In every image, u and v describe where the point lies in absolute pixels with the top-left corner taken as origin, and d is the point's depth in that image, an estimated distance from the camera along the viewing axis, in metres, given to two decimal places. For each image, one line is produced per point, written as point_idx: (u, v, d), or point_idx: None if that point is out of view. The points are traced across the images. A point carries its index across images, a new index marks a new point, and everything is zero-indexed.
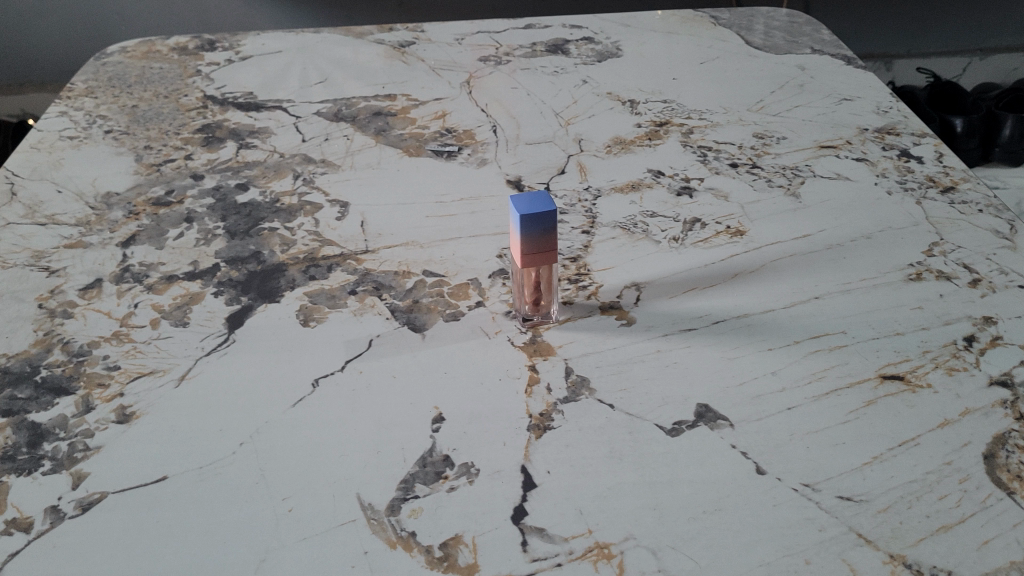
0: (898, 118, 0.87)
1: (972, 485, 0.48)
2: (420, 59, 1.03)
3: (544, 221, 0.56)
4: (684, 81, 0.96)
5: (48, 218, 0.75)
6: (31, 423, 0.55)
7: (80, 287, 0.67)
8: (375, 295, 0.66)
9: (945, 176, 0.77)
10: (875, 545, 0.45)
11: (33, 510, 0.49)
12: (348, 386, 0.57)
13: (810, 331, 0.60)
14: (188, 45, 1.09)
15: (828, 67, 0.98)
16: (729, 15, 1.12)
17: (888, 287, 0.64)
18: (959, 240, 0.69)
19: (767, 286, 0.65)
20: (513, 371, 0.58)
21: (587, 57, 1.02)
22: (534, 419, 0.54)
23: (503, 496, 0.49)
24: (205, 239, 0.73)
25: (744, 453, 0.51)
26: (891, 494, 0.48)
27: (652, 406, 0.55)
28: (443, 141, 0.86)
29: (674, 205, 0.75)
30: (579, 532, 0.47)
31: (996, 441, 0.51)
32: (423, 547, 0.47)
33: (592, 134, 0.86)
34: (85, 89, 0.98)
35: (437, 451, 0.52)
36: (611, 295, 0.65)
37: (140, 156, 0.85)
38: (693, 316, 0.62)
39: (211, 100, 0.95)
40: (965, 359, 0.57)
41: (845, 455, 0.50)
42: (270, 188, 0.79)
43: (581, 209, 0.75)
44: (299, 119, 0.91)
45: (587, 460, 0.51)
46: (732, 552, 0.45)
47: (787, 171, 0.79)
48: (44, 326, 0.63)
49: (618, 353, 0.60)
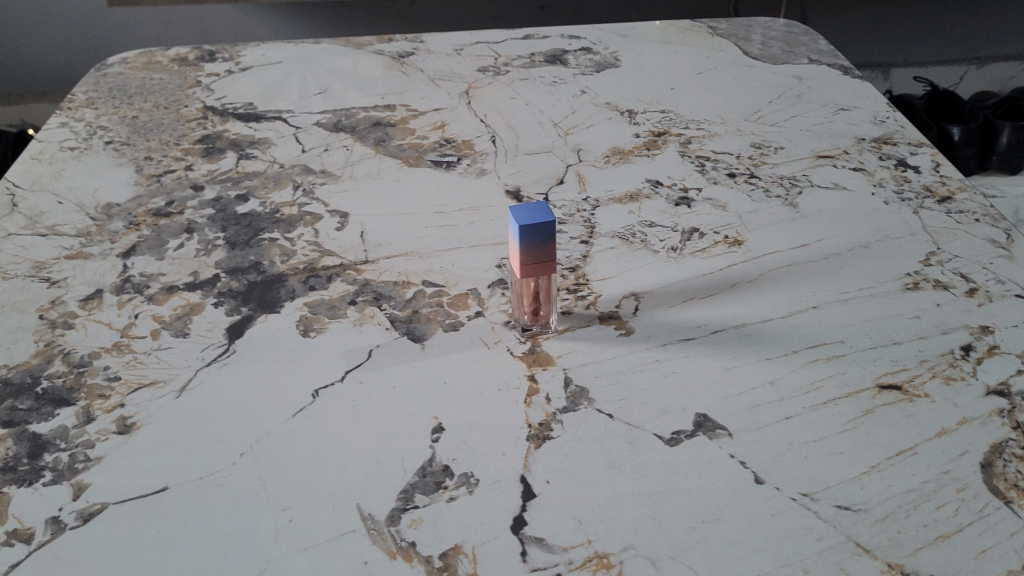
0: (895, 127, 0.88)
1: (970, 494, 0.48)
2: (420, 69, 1.04)
3: (543, 231, 0.56)
4: (683, 91, 0.96)
5: (49, 229, 0.76)
6: (31, 434, 0.55)
7: (81, 297, 0.67)
8: (374, 305, 0.66)
9: (942, 185, 0.78)
10: (874, 555, 0.45)
11: (34, 521, 0.50)
12: (347, 396, 0.57)
13: (808, 341, 0.60)
14: (189, 56, 1.09)
15: (825, 77, 0.99)
16: (726, 26, 1.13)
17: (885, 296, 0.64)
18: (956, 249, 0.69)
19: (766, 296, 0.65)
20: (513, 381, 0.58)
21: (586, 68, 1.02)
22: (533, 429, 0.54)
23: (503, 506, 0.50)
24: (205, 250, 0.73)
25: (743, 463, 0.51)
26: (889, 503, 0.48)
27: (651, 416, 0.55)
28: (442, 151, 0.86)
29: (673, 215, 0.75)
30: (578, 542, 0.47)
31: (993, 451, 0.51)
32: (423, 557, 0.47)
33: (591, 144, 0.86)
34: (86, 100, 0.99)
35: (437, 461, 0.52)
36: (610, 304, 0.66)
37: (140, 167, 0.85)
38: (692, 326, 0.63)
39: (212, 111, 0.96)
40: (963, 369, 0.57)
41: (844, 464, 0.51)
42: (270, 199, 0.80)
43: (580, 218, 0.75)
44: (299, 129, 0.91)
45: (586, 470, 0.51)
46: (731, 561, 0.45)
47: (785, 180, 0.80)
48: (44, 337, 0.63)
49: (617, 362, 0.60)
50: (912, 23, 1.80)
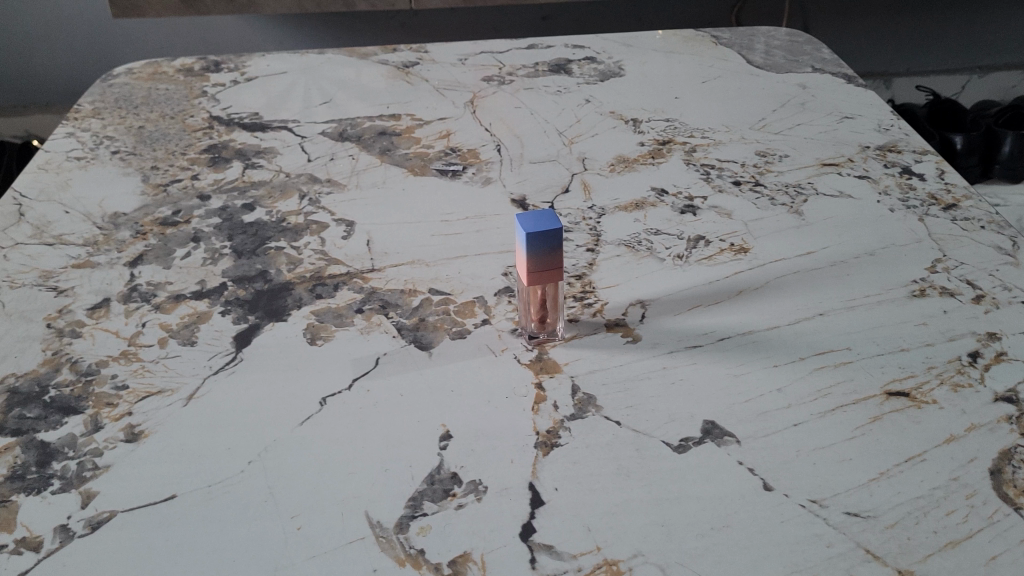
0: (899, 135, 0.88)
1: (979, 501, 0.48)
2: (424, 79, 1.04)
3: (550, 239, 0.57)
4: (687, 100, 0.97)
5: (56, 238, 0.76)
6: (39, 443, 0.55)
7: (88, 306, 0.68)
8: (381, 313, 0.66)
9: (947, 193, 0.78)
10: (884, 561, 0.45)
11: (43, 529, 0.50)
12: (355, 404, 0.57)
13: (814, 347, 0.60)
14: (194, 66, 1.10)
15: (829, 85, 0.99)
16: (729, 35, 1.13)
17: (892, 303, 0.64)
18: (962, 256, 0.69)
19: (772, 303, 0.65)
20: (520, 389, 0.59)
21: (589, 77, 1.03)
22: (541, 436, 0.54)
23: (512, 513, 0.50)
24: (212, 259, 0.73)
25: (751, 469, 0.51)
26: (899, 509, 0.48)
27: (659, 423, 0.55)
28: (448, 160, 0.87)
29: (679, 222, 0.76)
30: (587, 549, 0.47)
31: (1002, 457, 0.51)
32: (431, 565, 0.47)
33: (596, 153, 0.87)
34: (92, 111, 0.99)
35: (444, 468, 0.52)
36: (616, 312, 0.66)
37: (147, 176, 0.86)
38: (698, 333, 0.63)
39: (218, 120, 0.96)
40: (970, 375, 0.57)
41: (853, 471, 0.51)
42: (276, 208, 0.80)
43: (585, 226, 0.76)
44: (304, 139, 0.92)
45: (594, 477, 0.51)
46: (741, 568, 0.45)
47: (790, 188, 0.80)
48: (52, 346, 0.63)
49: (624, 370, 0.60)
50: (914, 33, 1.81)
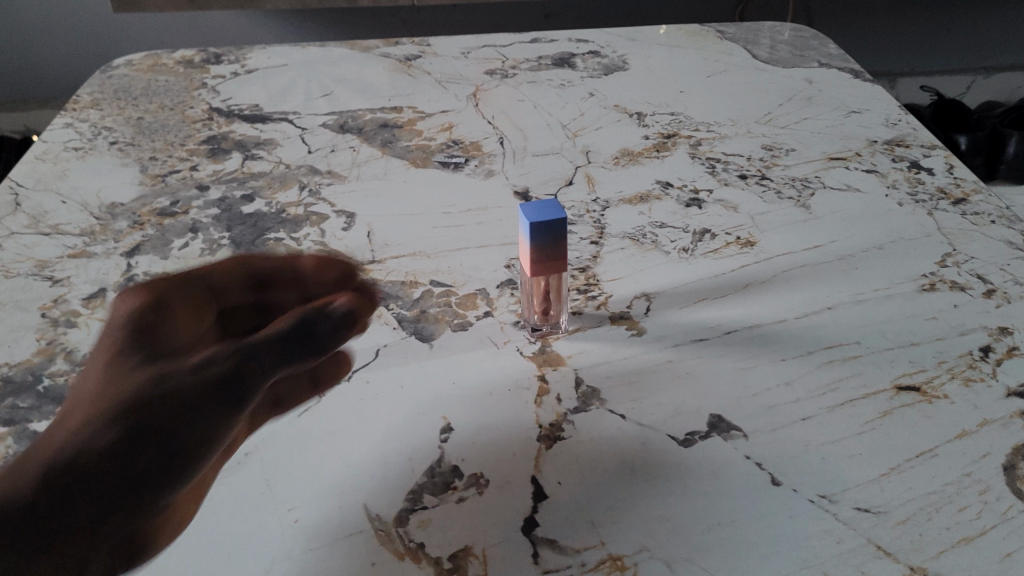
0: (907, 130, 0.87)
1: (993, 497, 0.47)
2: (427, 72, 1.04)
3: (554, 229, 0.55)
4: (692, 94, 0.96)
5: (52, 228, 0.75)
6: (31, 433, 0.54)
7: (84, 296, 0.66)
8: (381, 305, 0.65)
9: (956, 187, 0.77)
10: (895, 558, 0.44)
11: None
12: (354, 396, 0.56)
13: (822, 341, 0.59)
14: (194, 58, 1.09)
15: (835, 80, 0.98)
16: (735, 30, 1.12)
17: (901, 297, 0.63)
18: (972, 250, 0.68)
19: (779, 297, 0.64)
20: (522, 382, 0.57)
21: (593, 71, 1.02)
22: (544, 429, 0.53)
23: (514, 506, 0.48)
24: (211, 249, 0.72)
25: (759, 464, 0.50)
26: (911, 505, 0.47)
27: (664, 417, 0.54)
28: (450, 152, 0.86)
29: (683, 216, 0.75)
30: (591, 544, 0.46)
31: (1016, 452, 0.50)
32: (432, 558, 0.46)
33: (600, 147, 0.86)
34: (91, 101, 0.98)
35: (445, 461, 0.51)
36: (621, 305, 0.65)
37: (145, 167, 0.85)
38: (705, 326, 0.62)
39: (217, 112, 0.95)
40: (982, 370, 0.56)
41: (862, 467, 0.49)
42: (275, 199, 0.79)
43: (589, 219, 0.74)
44: (304, 131, 0.91)
45: (598, 470, 0.50)
46: (749, 564, 0.44)
47: (796, 182, 0.79)
48: (47, 335, 0.62)
49: (629, 363, 0.59)
50: (918, 33, 1.81)
